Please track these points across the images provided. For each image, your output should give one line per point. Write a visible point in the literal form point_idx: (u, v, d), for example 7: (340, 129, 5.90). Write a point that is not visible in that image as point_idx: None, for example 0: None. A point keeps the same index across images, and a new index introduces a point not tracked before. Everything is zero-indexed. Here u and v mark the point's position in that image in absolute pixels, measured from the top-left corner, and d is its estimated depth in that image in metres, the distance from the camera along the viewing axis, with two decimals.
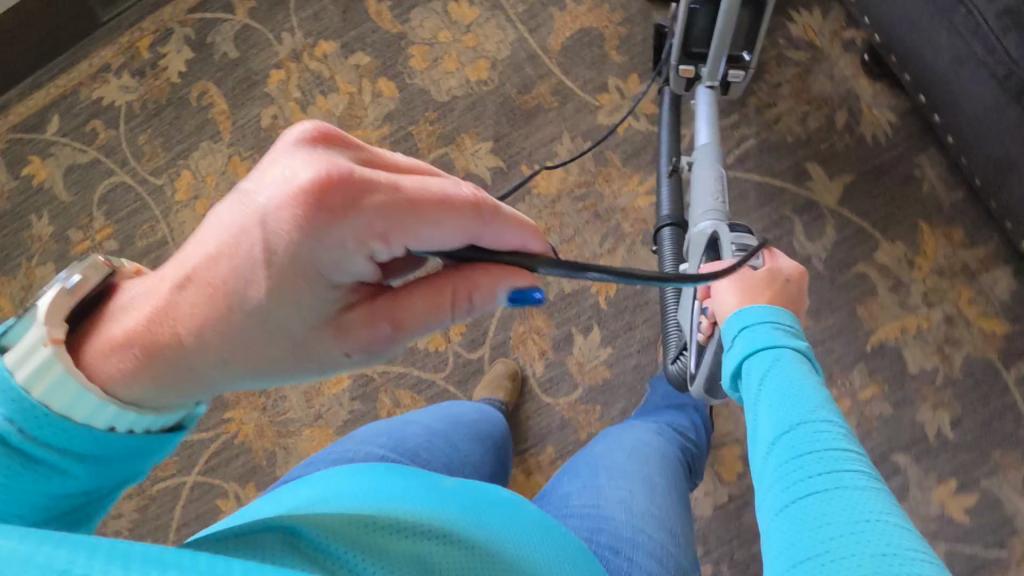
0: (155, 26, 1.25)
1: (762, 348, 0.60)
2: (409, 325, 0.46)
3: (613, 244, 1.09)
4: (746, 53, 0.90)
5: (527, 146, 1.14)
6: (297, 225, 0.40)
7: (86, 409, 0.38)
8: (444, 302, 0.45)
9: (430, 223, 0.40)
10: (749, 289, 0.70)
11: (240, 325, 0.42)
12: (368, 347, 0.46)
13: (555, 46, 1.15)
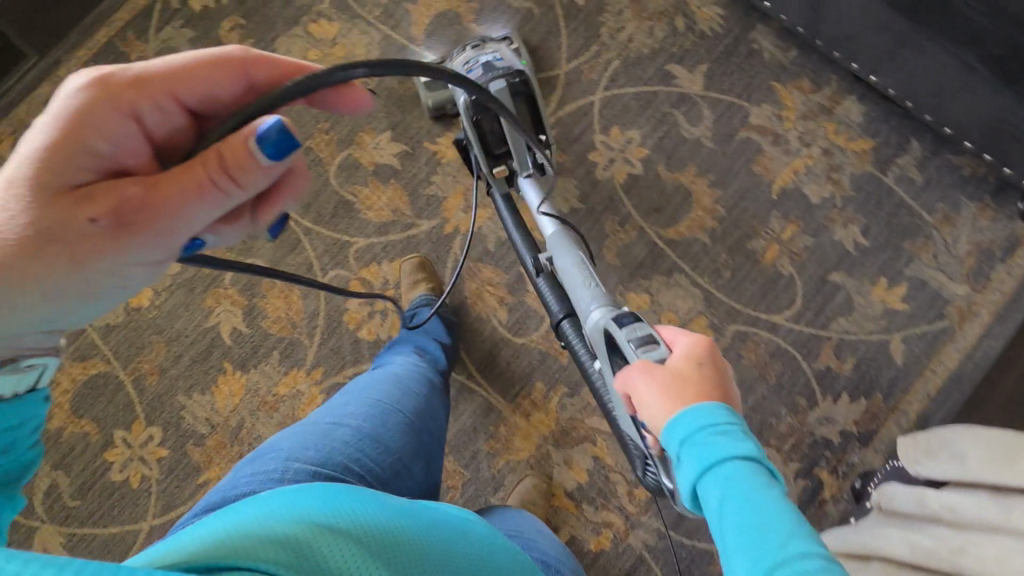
0: (12, 129, 1.22)
1: (714, 465, 0.52)
2: (160, 191, 0.47)
3: None
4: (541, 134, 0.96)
5: (424, 126, 1.19)
6: (84, 102, 0.49)
7: None
8: (195, 166, 0.46)
9: (191, 80, 0.51)
10: (670, 390, 0.61)
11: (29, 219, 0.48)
12: (119, 228, 0.48)
13: (419, 35, 1.23)
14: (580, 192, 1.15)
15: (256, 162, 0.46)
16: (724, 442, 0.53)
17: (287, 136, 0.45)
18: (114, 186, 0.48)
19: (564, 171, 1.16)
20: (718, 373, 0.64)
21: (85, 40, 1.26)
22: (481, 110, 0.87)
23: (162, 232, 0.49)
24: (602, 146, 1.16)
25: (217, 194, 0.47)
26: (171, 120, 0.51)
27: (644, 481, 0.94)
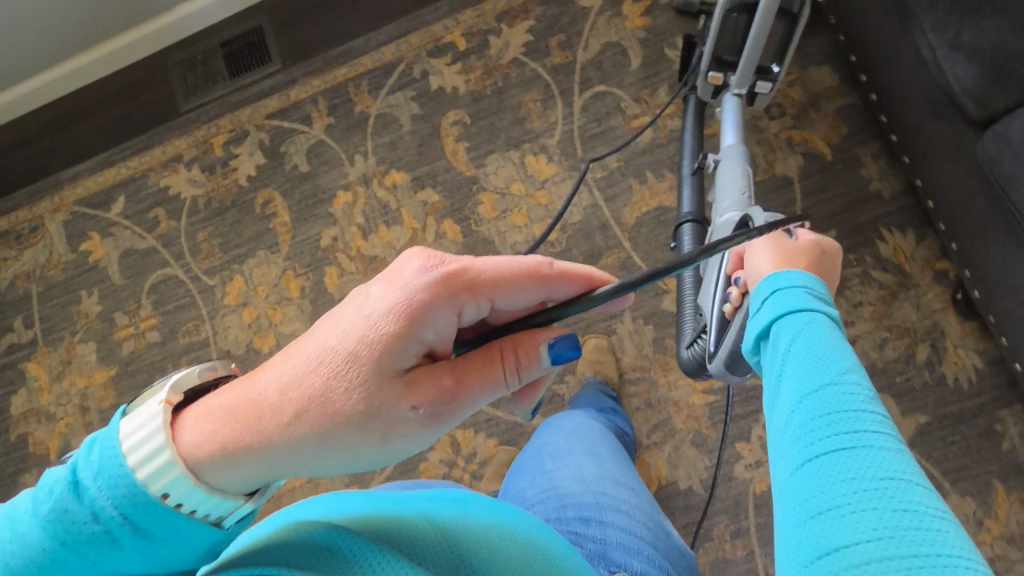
0: (232, 125, 1.27)
1: (791, 312, 0.54)
2: (470, 386, 0.52)
3: (661, 438, 1.04)
4: (774, 65, 0.95)
5: (585, 318, 1.10)
6: (425, 297, 0.51)
7: (181, 492, 0.44)
8: (497, 367, 0.52)
9: (520, 287, 0.53)
10: (786, 254, 0.64)
11: (315, 403, 0.49)
12: (431, 418, 0.51)
13: (629, 221, 1.12)
14: (708, 478, 1.01)
15: (544, 366, 0.54)
16: (805, 299, 0.55)
17: (573, 351, 0.54)
18: (433, 385, 0.51)
19: (702, 445, 1.02)
20: (831, 273, 0.67)
21: (325, 70, 1.26)
22: (738, 12, 0.88)
23: (458, 420, 0.53)
24: (757, 442, 1.01)
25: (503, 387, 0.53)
26: (478, 313, 0.55)
27: (682, 360, 0.95)
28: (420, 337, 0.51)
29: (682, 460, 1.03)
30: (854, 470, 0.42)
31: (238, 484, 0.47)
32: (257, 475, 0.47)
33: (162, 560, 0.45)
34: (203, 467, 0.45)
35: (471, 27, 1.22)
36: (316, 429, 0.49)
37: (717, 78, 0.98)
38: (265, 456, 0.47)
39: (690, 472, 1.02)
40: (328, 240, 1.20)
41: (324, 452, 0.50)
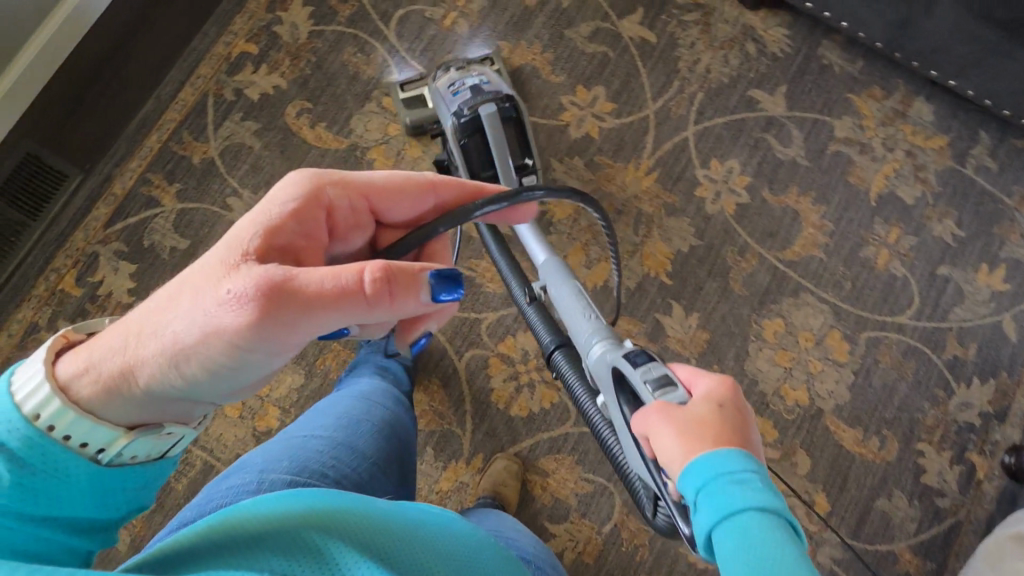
0: (72, 258, 1.10)
1: (727, 519, 0.48)
2: (311, 301, 0.48)
3: (646, 229, 1.16)
4: (528, 158, 1.03)
5: None
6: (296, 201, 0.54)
7: (64, 418, 0.47)
8: (350, 272, 0.49)
9: (389, 196, 0.59)
10: (689, 434, 0.57)
11: (175, 310, 0.50)
12: (263, 320, 0.48)
13: None
14: (696, 229, 1.16)
15: (417, 291, 0.52)
16: (740, 494, 0.49)
17: (453, 283, 0.54)
18: (266, 275, 0.49)
19: (674, 210, 1.17)
20: (742, 415, 0.60)
21: (135, 147, 1.14)
22: (468, 133, 0.99)
23: (305, 325, 0.49)
24: (705, 180, 1.18)
25: (359, 314, 0.50)
26: (358, 216, 0.58)
27: (654, 522, 0.89)
28: (282, 232, 0.53)
29: (670, 231, 1.16)
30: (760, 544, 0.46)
31: (104, 406, 0.50)
32: (130, 387, 0.50)
33: (49, 506, 0.48)
34: (80, 397, 0.49)
35: (252, 30, 1.20)
36: (176, 355, 0.50)
37: (487, 191, 1.05)
38: (138, 380, 0.50)
39: (682, 235, 1.16)
40: None
41: (183, 366, 0.50)
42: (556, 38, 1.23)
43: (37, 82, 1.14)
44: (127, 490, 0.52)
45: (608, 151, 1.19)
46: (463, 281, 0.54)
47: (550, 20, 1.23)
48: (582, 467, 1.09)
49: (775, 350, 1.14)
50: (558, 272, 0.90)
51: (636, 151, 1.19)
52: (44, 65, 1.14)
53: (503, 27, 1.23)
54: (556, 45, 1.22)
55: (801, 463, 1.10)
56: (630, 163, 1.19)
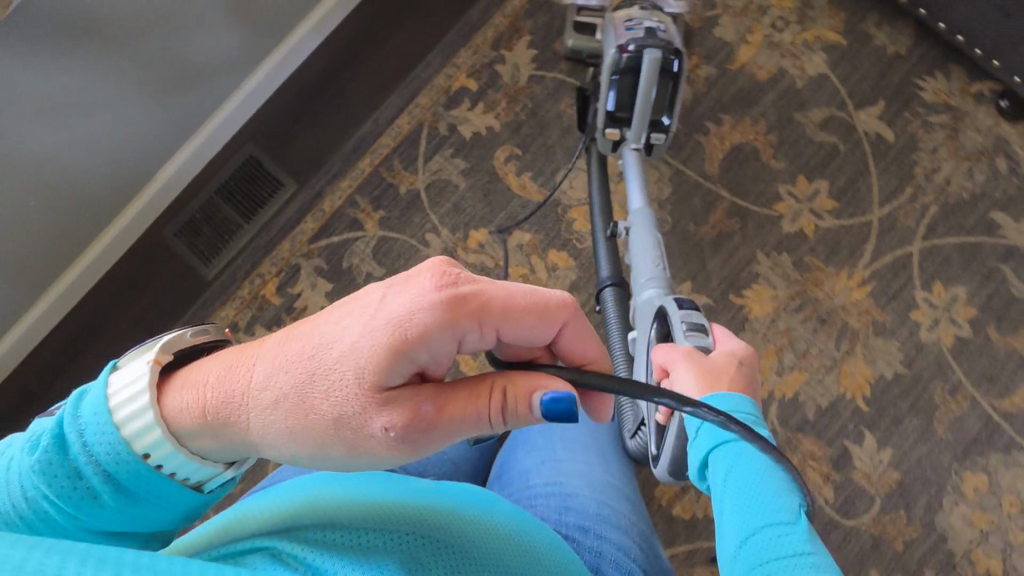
0: (277, 267, 1.14)
1: (728, 441, 0.55)
2: (450, 417, 0.46)
3: (848, 345, 1.09)
4: (665, 117, 0.96)
5: (727, 275, 1.11)
6: (432, 317, 0.45)
7: (170, 453, 0.46)
8: (486, 403, 0.46)
9: (513, 312, 0.47)
10: (707, 378, 0.67)
11: (307, 405, 0.45)
12: (404, 443, 0.46)
13: (714, 172, 1.14)
14: (905, 355, 1.08)
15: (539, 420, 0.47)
16: (749, 428, 0.58)
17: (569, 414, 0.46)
18: (404, 410, 0.45)
19: (884, 331, 1.09)
20: (753, 380, 0.69)
21: (348, 168, 1.17)
22: (623, 69, 0.90)
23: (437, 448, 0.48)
24: (925, 304, 1.09)
25: (476, 411, 0.46)
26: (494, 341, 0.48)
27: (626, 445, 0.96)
28: (417, 356, 0.45)
29: (874, 352, 1.09)
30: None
31: (219, 451, 0.48)
32: (237, 444, 0.48)
33: (129, 523, 0.49)
34: (192, 439, 0.47)
35: (473, 66, 1.20)
36: (291, 433, 0.46)
37: (614, 134, 1.00)
38: (242, 435, 0.47)
39: (887, 360, 1.08)
40: None
41: (314, 455, 0.47)
42: (785, 120, 1.15)
43: (271, 83, 1.18)
44: (200, 507, 0.51)
45: (821, 252, 1.12)
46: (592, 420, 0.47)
47: (781, 100, 1.16)
48: None
49: (973, 508, 1.04)
50: (648, 223, 0.97)
51: (853, 258, 1.11)
52: (277, 75, 1.19)
53: (728, 100, 1.17)
54: (783, 128, 1.15)
55: None
56: (843, 270, 1.11)
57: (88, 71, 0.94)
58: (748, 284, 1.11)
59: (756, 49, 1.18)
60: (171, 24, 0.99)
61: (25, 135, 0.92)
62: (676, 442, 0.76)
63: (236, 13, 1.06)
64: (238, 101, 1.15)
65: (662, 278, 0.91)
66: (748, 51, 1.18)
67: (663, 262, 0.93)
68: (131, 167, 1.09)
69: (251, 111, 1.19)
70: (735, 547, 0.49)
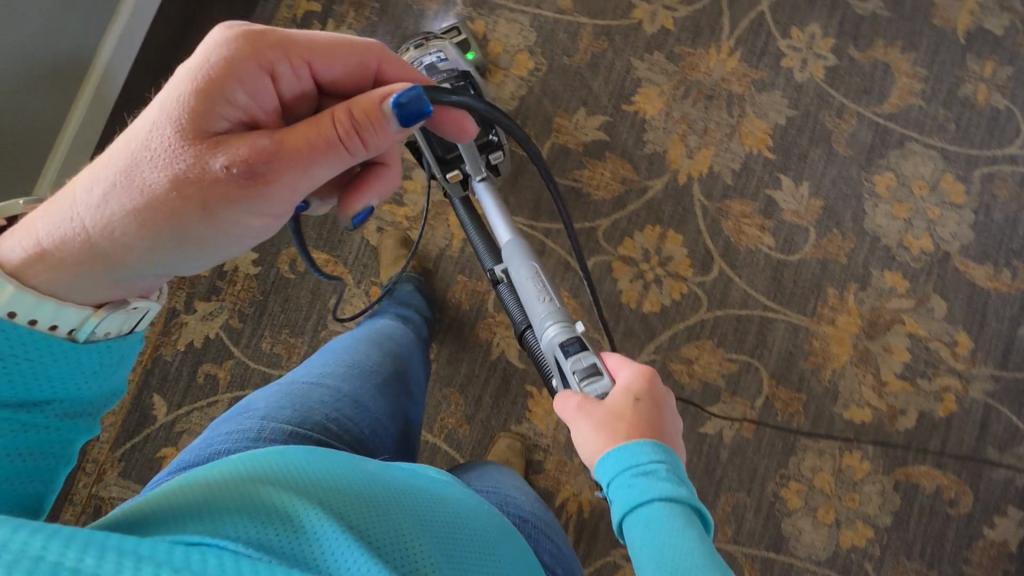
0: None
1: (631, 509, 0.56)
2: (289, 143, 0.56)
3: (739, 109, 1.18)
4: (492, 134, 0.97)
5: (613, 90, 1.18)
6: (227, 62, 0.57)
7: (33, 304, 0.49)
8: (322, 125, 0.57)
9: (308, 44, 0.62)
10: (603, 424, 0.66)
11: (151, 189, 0.55)
12: (248, 177, 0.56)
13: (568, 4, 1.20)
14: (790, 100, 1.18)
15: (382, 126, 0.59)
16: (646, 483, 0.57)
17: (413, 101, 0.58)
18: (244, 150, 0.56)
19: (765, 85, 1.18)
20: (658, 403, 0.69)
21: None
22: (446, 146, 0.94)
23: (289, 182, 0.57)
24: (789, 50, 1.19)
25: (306, 137, 0.57)
26: (296, 84, 0.62)
27: None
28: (234, 99, 0.57)
29: (763, 107, 1.18)
30: (687, 556, 0.53)
31: (80, 277, 0.53)
32: (102, 261, 0.54)
33: (39, 387, 0.49)
34: (40, 267, 0.51)
35: None
36: (141, 211, 0.55)
37: (456, 176, 0.99)
38: (100, 239, 0.54)
39: (777, 108, 1.18)
40: (375, 235, 1.15)
41: (158, 233, 0.55)
42: None
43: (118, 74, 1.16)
44: (95, 362, 0.53)
45: (687, 39, 1.20)
46: (429, 109, 0.60)
47: None
48: (723, 348, 1.13)
49: (891, 203, 1.15)
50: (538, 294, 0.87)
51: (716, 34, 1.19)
52: (116, 70, 1.15)
53: None
54: None
55: (937, 307, 1.13)
56: (711, 48, 1.19)
57: None
58: (634, 91, 1.19)
59: None
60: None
61: None
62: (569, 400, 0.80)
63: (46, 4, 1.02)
64: (88, 103, 1.12)
65: (558, 312, 0.84)
66: None
67: (552, 296, 0.86)
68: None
69: (109, 106, 1.16)
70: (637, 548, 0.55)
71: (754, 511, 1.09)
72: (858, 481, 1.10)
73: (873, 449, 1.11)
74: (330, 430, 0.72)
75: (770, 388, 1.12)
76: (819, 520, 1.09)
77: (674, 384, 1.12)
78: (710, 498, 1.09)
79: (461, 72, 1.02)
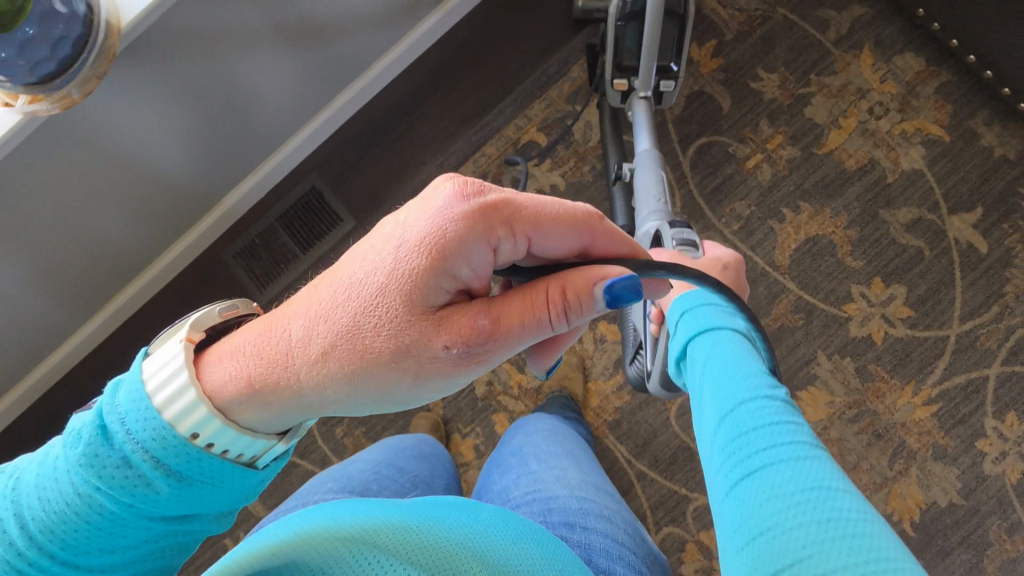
0: None
1: (703, 332, 0.62)
2: (505, 330, 0.48)
3: (904, 464, 1.04)
4: (673, 64, 0.94)
5: (783, 372, 1.07)
6: (459, 227, 0.47)
7: (225, 437, 0.48)
8: (541, 305, 0.48)
9: (542, 219, 0.48)
10: (692, 270, 0.80)
11: (367, 343, 0.48)
12: (465, 359, 0.49)
13: (784, 262, 1.09)
14: (964, 486, 1.02)
15: (599, 307, 0.48)
16: (718, 313, 0.63)
17: (632, 294, 0.48)
18: (468, 332, 0.48)
19: (945, 455, 1.03)
20: (737, 281, 0.85)
21: None
22: (627, 17, 0.86)
23: (502, 358, 0.50)
24: (994, 434, 1.02)
25: (530, 321, 0.48)
26: (517, 253, 0.49)
27: (629, 377, 1.04)
28: (456, 275, 0.48)
29: (931, 477, 1.03)
30: (784, 483, 0.44)
31: (272, 411, 0.50)
32: (286, 404, 0.50)
33: (189, 506, 0.49)
34: (235, 403, 0.49)
35: (544, 119, 1.16)
36: (339, 355, 0.49)
37: (622, 84, 0.98)
38: (296, 393, 0.50)
39: (945, 487, 1.02)
40: (483, 385, 1.12)
41: (356, 386, 0.50)
42: (869, 216, 1.09)
43: (325, 131, 1.15)
44: (257, 487, 0.52)
45: (887, 362, 1.06)
46: (642, 298, 0.48)
47: (867, 193, 1.09)
48: None
49: None
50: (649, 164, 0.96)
51: (921, 374, 1.05)
52: (332, 122, 1.14)
53: (810, 186, 1.10)
54: (865, 224, 1.08)
55: None
56: (909, 385, 1.05)
57: (143, 116, 0.88)
58: (803, 385, 1.06)
59: (848, 134, 1.11)
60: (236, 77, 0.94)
61: (87, 175, 0.89)
62: (664, 349, 0.84)
63: (308, 60, 1.02)
64: (292, 146, 1.13)
65: (664, 211, 0.91)
66: (839, 136, 1.11)
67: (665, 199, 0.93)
68: (188, 207, 1.08)
69: (307, 151, 1.16)
70: (717, 458, 0.51)
71: None
72: None
73: None
74: (370, 488, 0.70)
75: None
76: None
77: None
78: None
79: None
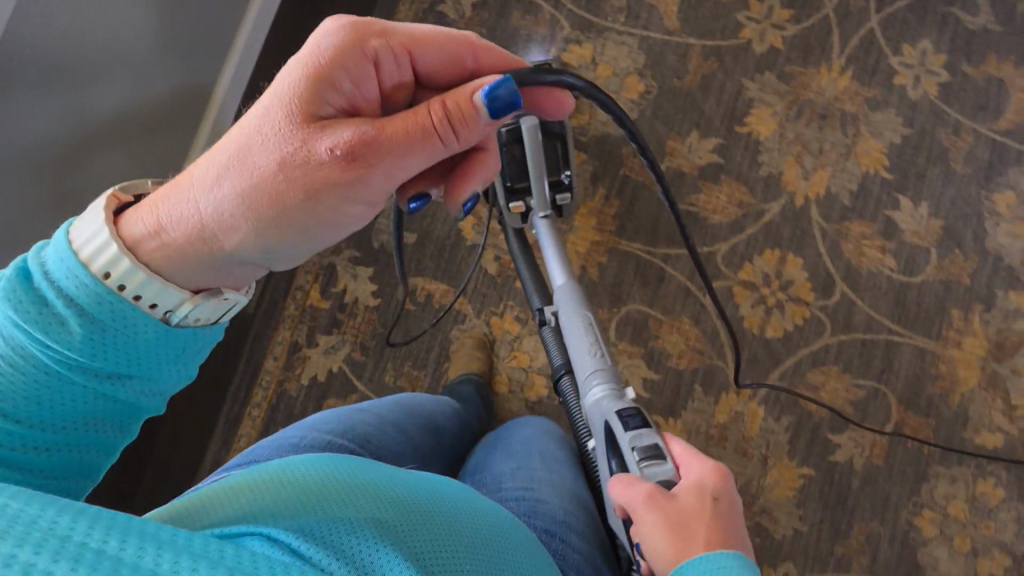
0: (313, 271, 1.16)
1: None
2: (386, 136, 0.51)
3: (854, 127, 1.16)
4: (564, 171, 0.84)
5: (725, 111, 1.17)
6: (339, 45, 0.54)
7: (138, 280, 0.47)
8: (423, 113, 0.51)
9: (418, 43, 0.56)
10: (671, 526, 0.58)
11: (265, 176, 0.51)
12: (350, 166, 0.51)
13: (675, 26, 1.19)
14: (905, 118, 1.16)
15: (481, 118, 0.52)
16: None
17: (510, 91, 0.51)
18: (345, 139, 0.51)
19: (879, 103, 1.16)
20: (733, 505, 0.62)
21: None
22: (505, 143, 0.77)
23: (383, 174, 0.52)
24: (902, 66, 1.17)
25: (408, 131, 0.51)
26: (402, 75, 0.57)
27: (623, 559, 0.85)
28: (339, 85, 0.54)
29: (879, 125, 1.16)
30: None
31: (177, 270, 0.50)
32: (205, 251, 0.51)
33: (117, 358, 0.48)
34: (153, 256, 0.49)
35: None
36: (249, 195, 0.51)
37: (519, 207, 0.92)
38: (207, 223, 0.51)
39: (892, 127, 1.16)
40: (494, 263, 1.15)
41: (263, 218, 0.52)
42: None
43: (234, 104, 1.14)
44: (181, 350, 0.51)
45: (797, 58, 1.18)
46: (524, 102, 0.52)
47: None
48: (850, 373, 1.10)
49: (1013, 221, 1.13)
50: (574, 308, 0.88)
51: (826, 52, 1.18)
52: (228, 114, 1.13)
53: None
54: None
55: None
56: (822, 66, 1.18)
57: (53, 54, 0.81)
58: (746, 112, 1.17)
59: None
60: (105, 47, 0.88)
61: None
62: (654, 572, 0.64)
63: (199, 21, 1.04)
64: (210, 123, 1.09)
65: (605, 366, 0.82)
66: None
67: (601, 349, 0.84)
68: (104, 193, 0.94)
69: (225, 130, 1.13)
70: None
71: (889, 540, 1.05)
72: (993, 508, 1.05)
73: (1008, 475, 1.06)
74: (367, 443, 0.74)
75: (900, 415, 1.08)
76: (955, 549, 1.04)
77: (800, 410, 1.09)
78: (842, 528, 1.05)
79: (564, 130, 0.81)
